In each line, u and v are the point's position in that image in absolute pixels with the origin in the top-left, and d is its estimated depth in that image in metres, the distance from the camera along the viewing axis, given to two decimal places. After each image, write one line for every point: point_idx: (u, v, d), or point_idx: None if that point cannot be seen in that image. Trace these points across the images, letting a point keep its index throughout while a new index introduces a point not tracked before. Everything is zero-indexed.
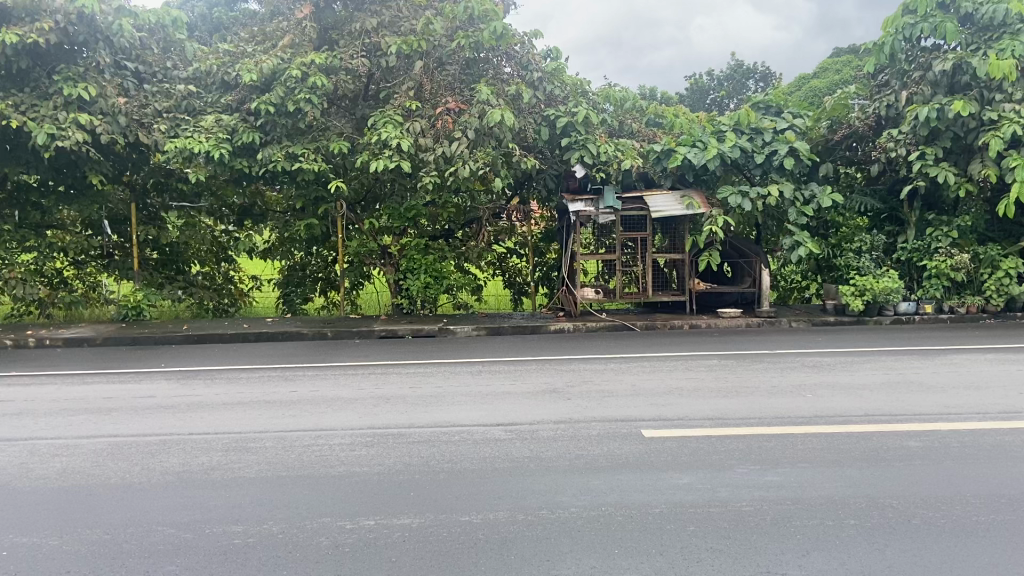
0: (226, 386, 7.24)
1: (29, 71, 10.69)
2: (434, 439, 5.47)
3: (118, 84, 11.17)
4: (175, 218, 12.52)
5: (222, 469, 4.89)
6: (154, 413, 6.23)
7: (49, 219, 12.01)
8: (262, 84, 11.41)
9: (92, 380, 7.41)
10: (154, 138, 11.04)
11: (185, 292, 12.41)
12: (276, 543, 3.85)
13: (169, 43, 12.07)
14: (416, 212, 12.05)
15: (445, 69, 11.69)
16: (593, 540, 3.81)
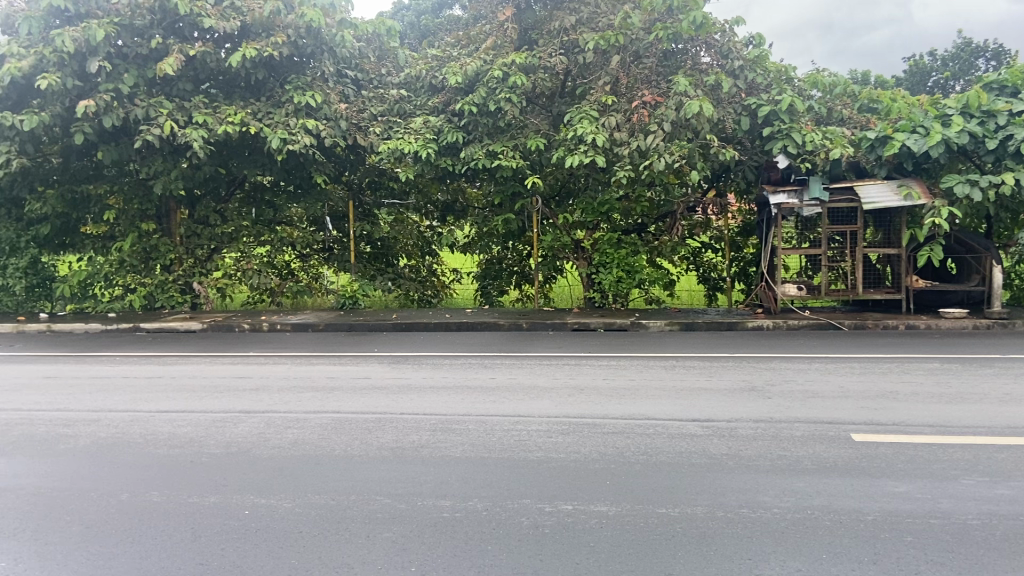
0: (431, 371, 7.71)
1: (265, 82, 11.93)
2: (629, 431, 5.51)
3: (340, 91, 12.27)
4: (386, 215, 13.48)
5: (431, 447, 5.23)
6: (369, 393, 6.77)
7: (280, 216, 13.36)
8: (466, 85, 11.97)
9: (316, 362, 8.17)
10: (370, 141, 12.00)
11: (394, 283, 13.37)
12: (482, 519, 4.07)
13: (384, 51, 13.05)
14: (609, 206, 12.13)
15: (642, 62, 11.63)
16: (796, 542, 3.69)
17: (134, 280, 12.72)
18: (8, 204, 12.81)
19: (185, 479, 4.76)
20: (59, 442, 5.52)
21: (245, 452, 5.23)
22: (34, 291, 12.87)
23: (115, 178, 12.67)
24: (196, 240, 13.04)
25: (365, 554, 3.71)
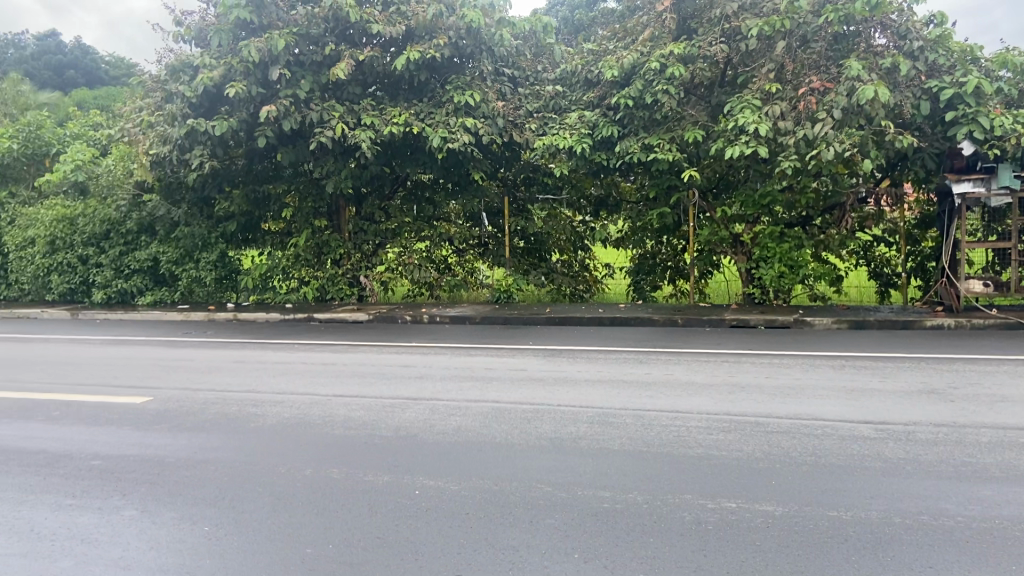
0: (587, 365, 7.76)
1: (426, 84, 12.39)
2: (794, 430, 5.30)
3: (497, 90, 12.45)
4: (540, 210, 13.62)
5: (589, 439, 5.27)
6: (526, 385, 6.90)
7: (439, 212, 13.85)
8: (622, 79, 11.88)
9: (475, 353, 8.44)
10: (526, 137, 12.26)
11: (547, 278, 13.53)
12: (642, 511, 4.06)
13: (540, 48, 13.23)
14: (771, 199, 11.71)
15: (810, 47, 11.11)
16: (985, 553, 3.42)
17: (309, 274, 13.65)
18: (201, 203, 14.10)
19: (359, 459, 5.08)
20: (248, 420, 6.03)
21: (412, 436, 5.49)
22: (222, 284, 14.07)
23: (291, 178, 13.60)
24: (363, 236, 13.75)
25: (528, 538, 3.81)
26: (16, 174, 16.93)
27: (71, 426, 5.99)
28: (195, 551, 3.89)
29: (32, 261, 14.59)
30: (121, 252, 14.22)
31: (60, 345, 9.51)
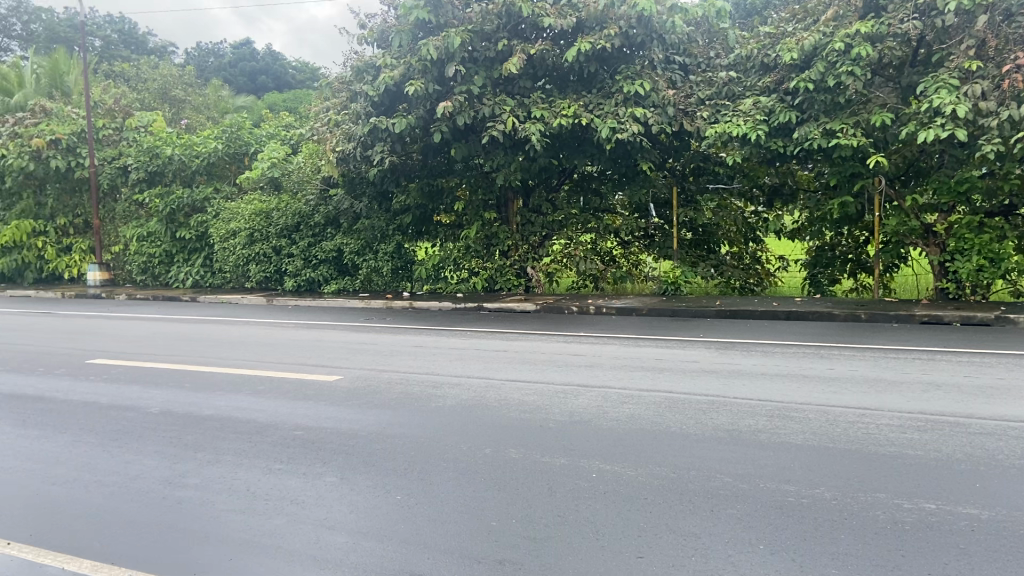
0: (762, 358, 7.52)
1: (596, 75, 12.43)
2: (1001, 433, 4.89)
3: (668, 78, 12.45)
4: (709, 202, 13.31)
5: (769, 432, 5.12)
6: (700, 376, 6.80)
7: (605, 204, 13.88)
8: (802, 62, 11.39)
9: (644, 344, 8.40)
10: (697, 126, 11.95)
11: (717, 271, 13.23)
12: (830, 507, 3.91)
13: (713, 34, 12.93)
14: (969, 185, 10.81)
15: (1016, 20, 10.19)
16: None
17: (478, 265, 14.02)
18: (379, 197, 14.93)
19: (536, 441, 5.23)
20: (430, 400, 6.36)
21: (587, 421, 5.57)
22: (397, 274, 14.77)
23: (462, 172, 14.09)
24: (531, 228, 13.97)
25: (711, 526, 3.78)
26: (220, 172, 18.73)
27: (275, 399, 6.58)
28: (391, 517, 4.19)
29: (233, 251, 16.04)
30: (309, 243, 15.33)
31: (260, 327, 10.44)
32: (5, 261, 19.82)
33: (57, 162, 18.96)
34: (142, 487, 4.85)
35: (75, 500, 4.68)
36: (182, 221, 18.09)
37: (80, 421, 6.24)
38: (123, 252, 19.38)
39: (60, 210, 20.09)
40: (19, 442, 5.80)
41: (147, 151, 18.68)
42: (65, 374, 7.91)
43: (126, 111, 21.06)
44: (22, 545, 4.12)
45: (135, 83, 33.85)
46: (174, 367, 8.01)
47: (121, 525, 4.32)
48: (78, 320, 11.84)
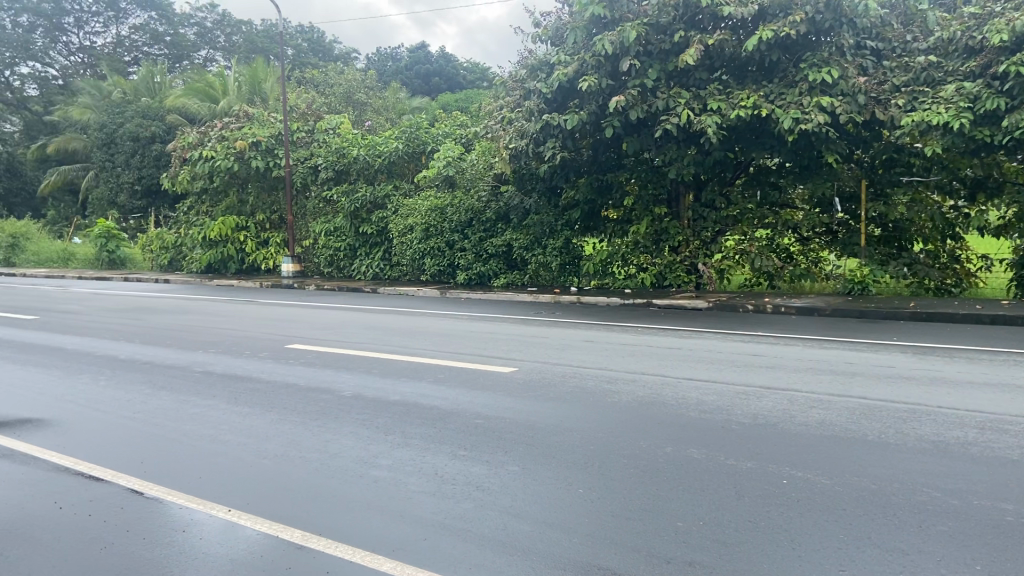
0: (967, 366, 6.93)
1: (779, 64, 12.02)
2: None
3: (858, 65, 11.72)
4: (902, 194, 12.57)
5: (981, 446, 4.72)
6: (896, 382, 6.37)
7: (784, 198, 13.36)
8: (1014, 44, 10.50)
9: (829, 346, 7.98)
10: (890, 115, 11.19)
11: (909, 270, 12.29)
12: None
13: (911, 16, 12.05)
14: None
15: None
16: None
17: (647, 261, 14.01)
18: (549, 192, 15.11)
19: (718, 441, 5.11)
20: (606, 395, 6.37)
21: (772, 424, 5.37)
22: (565, 269, 15.00)
23: (633, 167, 13.97)
24: (703, 223, 13.67)
25: (921, 543, 3.54)
26: (399, 171, 19.72)
27: (456, 387, 6.84)
28: (575, 510, 4.24)
29: (410, 245, 16.87)
30: (481, 237, 15.87)
31: (438, 319, 10.90)
32: (212, 253, 21.93)
33: (257, 163, 20.74)
34: (340, 465, 5.21)
35: (284, 473, 5.10)
36: (364, 217, 19.20)
37: (283, 401, 6.79)
38: (312, 245, 20.89)
39: (259, 207, 21.93)
40: (233, 417, 6.40)
41: (335, 152, 20.07)
42: (268, 357, 8.64)
43: (317, 114, 22.70)
44: (242, 512, 4.54)
45: (324, 88, 36.23)
46: (363, 354, 8.52)
47: (325, 499, 4.66)
48: (275, 308, 12.90)
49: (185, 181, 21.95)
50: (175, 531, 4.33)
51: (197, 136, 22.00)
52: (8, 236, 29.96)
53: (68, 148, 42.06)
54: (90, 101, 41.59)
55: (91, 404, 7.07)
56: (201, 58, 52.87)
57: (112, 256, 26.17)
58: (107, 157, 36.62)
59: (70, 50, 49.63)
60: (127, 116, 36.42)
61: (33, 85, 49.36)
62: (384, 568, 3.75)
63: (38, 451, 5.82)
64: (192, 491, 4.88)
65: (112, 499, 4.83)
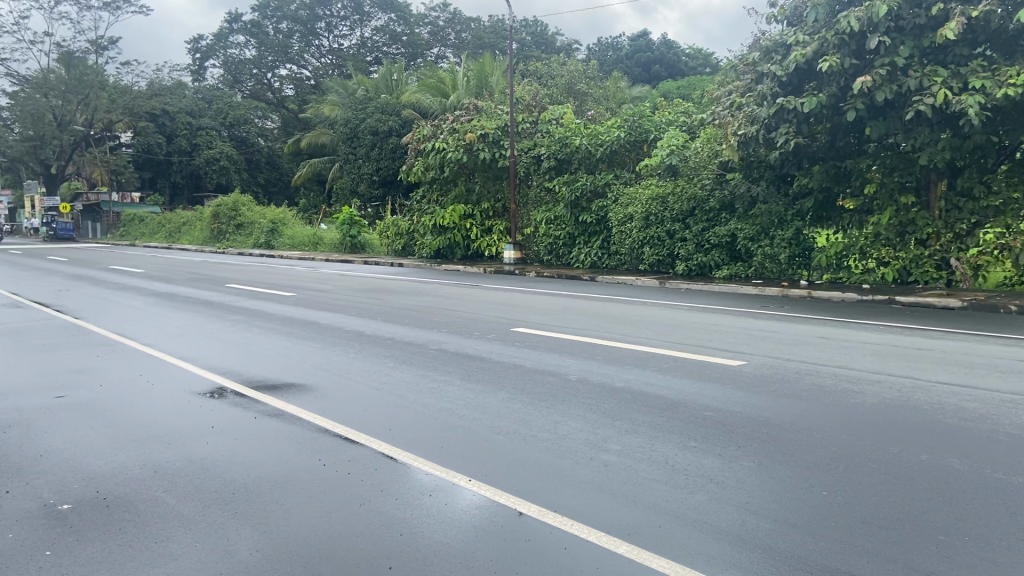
0: None
1: None
2: None
3: None
4: None
5: None
6: None
7: None
8: None
9: None
10: None
11: None
12: None
13: None
14: None
15: None
16: None
17: (889, 254, 13.07)
18: (778, 180, 14.69)
19: (983, 453, 4.64)
20: (846, 394, 6.00)
21: None
22: (794, 262, 14.29)
23: (876, 153, 13.27)
24: (956, 215, 12.63)
25: None
26: (621, 159, 19.83)
27: (683, 378, 6.76)
28: (818, 512, 4.05)
29: (630, 234, 16.96)
30: (702, 228, 15.57)
31: (658, 308, 10.82)
32: (441, 240, 23.33)
33: (484, 153, 21.74)
34: (570, 446, 5.33)
35: (517, 450, 5.31)
36: (584, 206, 19.52)
37: (513, 382, 7.08)
38: (532, 234, 21.55)
39: (484, 195, 23.04)
40: (467, 394, 6.77)
41: (558, 141, 20.63)
42: (497, 339, 9.05)
43: (541, 105, 23.34)
44: (481, 483, 4.80)
45: (547, 80, 37.03)
46: (586, 340, 8.67)
47: (557, 478, 4.80)
48: (499, 293, 13.46)
49: (419, 171, 23.53)
50: (423, 495, 4.66)
51: (431, 129, 23.48)
52: (269, 221, 33.80)
53: (318, 142, 46.53)
54: (337, 99, 45.64)
55: (343, 374, 7.80)
56: (432, 55, 56.09)
57: (354, 241, 28.61)
58: (351, 150, 40.26)
59: (321, 53, 54.69)
60: (368, 112, 39.57)
61: (290, 85, 55.01)
62: (620, 551, 3.81)
63: (302, 413, 6.51)
64: (435, 460, 5.23)
65: (365, 461, 5.30)
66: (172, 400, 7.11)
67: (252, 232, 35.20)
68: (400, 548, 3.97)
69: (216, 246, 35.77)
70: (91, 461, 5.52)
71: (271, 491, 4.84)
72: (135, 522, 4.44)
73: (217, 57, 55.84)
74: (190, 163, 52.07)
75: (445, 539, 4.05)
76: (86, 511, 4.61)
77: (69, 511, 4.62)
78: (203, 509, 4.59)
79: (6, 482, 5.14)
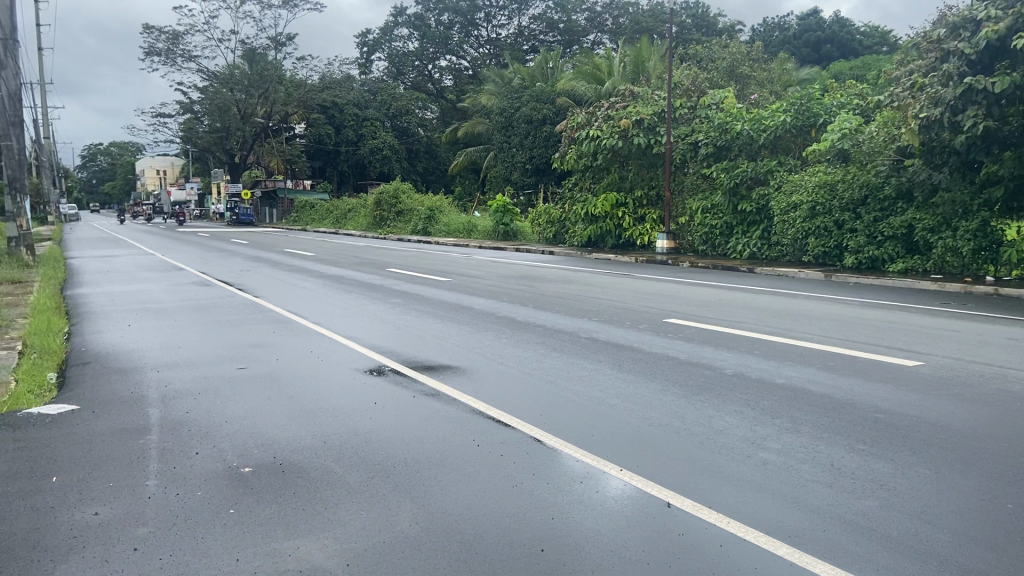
0: None
1: None
2: None
3: None
4: None
5: None
6: None
7: None
8: None
9: None
10: None
11: None
12: None
13: None
14: None
15: None
16: None
17: None
18: (965, 168, 13.87)
19: None
20: None
21: None
22: (979, 256, 13.24)
23: None
24: None
25: None
26: (785, 146, 19.06)
27: (849, 376, 6.40)
28: (1006, 529, 3.74)
29: (793, 224, 16.24)
30: (875, 218, 14.84)
31: (822, 303, 10.30)
32: (593, 228, 23.30)
33: (640, 140, 21.43)
34: (726, 442, 5.18)
35: (671, 443, 5.22)
36: (743, 194, 18.87)
37: (666, 373, 6.97)
38: (687, 223, 21.10)
39: (637, 183, 22.79)
40: (619, 383, 6.73)
41: (718, 127, 20.05)
42: (649, 329, 8.93)
43: (700, 90, 22.76)
44: (633, 474, 4.75)
45: (707, 64, 35.99)
46: (743, 334, 8.39)
47: (712, 473, 4.68)
48: (652, 283, 13.27)
49: (573, 159, 23.62)
50: (574, 481, 4.68)
51: (586, 116, 23.64)
52: (427, 208, 35.06)
53: (474, 131, 47.68)
54: (494, 88, 46.51)
55: (496, 359, 7.96)
56: (589, 42, 55.91)
57: (506, 229, 29.12)
58: (506, 138, 41.02)
59: (480, 43, 55.83)
60: (525, 100, 40.11)
61: (449, 76, 56.63)
62: (780, 552, 3.67)
63: (457, 394, 6.71)
64: (587, 447, 5.23)
65: (518, 444, 5.40)
66: (338, 377, 7.54)
67: (411, 219, 36.61)
68: (553, 532, 4.01)
69: (378, 232, 37.52)
70: (267, 429, 5.96)
71: (429, 467, 5.02)
72: (306, 488, 4.75)
73: (382, 50, 58.35)
74: (355, 152, 54.97)
75: (598, 526, 4.05)
76: (264, 475, 4.98)
77: (249, 474, 5.01)
78: (367, 480, 4.84)
79: (195, 444, 5.64)
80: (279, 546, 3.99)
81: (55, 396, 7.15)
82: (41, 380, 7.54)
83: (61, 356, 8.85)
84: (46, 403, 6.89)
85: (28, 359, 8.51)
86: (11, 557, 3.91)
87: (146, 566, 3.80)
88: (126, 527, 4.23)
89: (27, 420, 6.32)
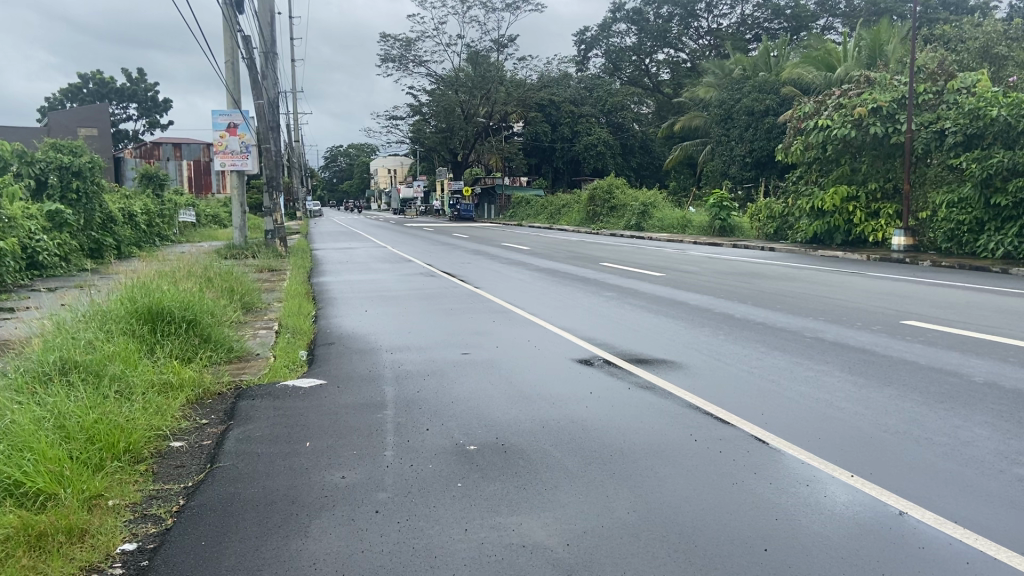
0: None
1: None
2: None
3: None
4: None
5: None
6: None
7: None
8: None
9: None
10: None
11: None
12: None
13: None
14: None
15: None
16: None
17: None
18: None
19: None
20: None
21: None
22: None
23: None
24: None
25: None
26: None
27: None
28: None
29: None
30: None
31: None
32: (820, 224, 22.09)
33: (876, 128, 20.01)
34: (975, 454, 4.79)
35: (907, 451, 4.90)
36: (998, 186, 17.06)
37: (904, 378, 6.50)
38: (929, 218, 19.55)
39: (871, 175, 21.31)
40: (849, 386, 6.38)
41: (968, 114, 18.16)
42: (884, 331, 8.36)
43: (949, 72, 20.70)
44: (866, 481, 4.50)
45: (956, 46, 32.93)
46: (995, 340, 7.66)
47: (958, 487, 4.32)
48: (887, 282, 12.38)
49: (798, 152, 22.56)
50: (800, 483, 4.52)
51: (814, 105, 22.56)
52: (641, 204, 35.00)
53: (691, 125, 46.87)
54: (713, 81, 45.50)
55: (715, 355, 7.81)
56: (819, 27, 53.15)
57: (723, 224, 28.35)
58: (724, 131, 40.03)
59: (700, 34, 54.88)
60: (746, 91, 38.87)
61: (667, 70, 56.16)
62: None
63: (674, 388, 6.70)
64: (815, 450, 5.03)
65: (739, 442, 5.29)
66: (556, 365, 7.78)
67: (624, 214, 36.72)
68: (777, 532, 3.92)
69: (591, 227, 38.05)
70: (490, 411, 6.32)
71: (647, 458, 5.08)
72: (527, 469, 4.99)
73: (600, 47, 58.77)
74: (570, 149, 56.36)
75: (826, 530, 3.91)
76: (489, 455, 5.29)
77: (475, 452, 5.35)
78: (586, 465, 4.99)
79: (426, 421, 6.10)
80: (504, 520, 4.23)
81: (305, 371, 8.01)
82: (293, 356, 8.47)
83: (309, 336, 9.88)
84: (298, 376, 7.76)
85: (283, 337, 9.59)
86: (275, 508, 4.47)
87: (386, 527, 4.19)
88: (369, 491, 4.69)
89: (284, 390, 7.17)
